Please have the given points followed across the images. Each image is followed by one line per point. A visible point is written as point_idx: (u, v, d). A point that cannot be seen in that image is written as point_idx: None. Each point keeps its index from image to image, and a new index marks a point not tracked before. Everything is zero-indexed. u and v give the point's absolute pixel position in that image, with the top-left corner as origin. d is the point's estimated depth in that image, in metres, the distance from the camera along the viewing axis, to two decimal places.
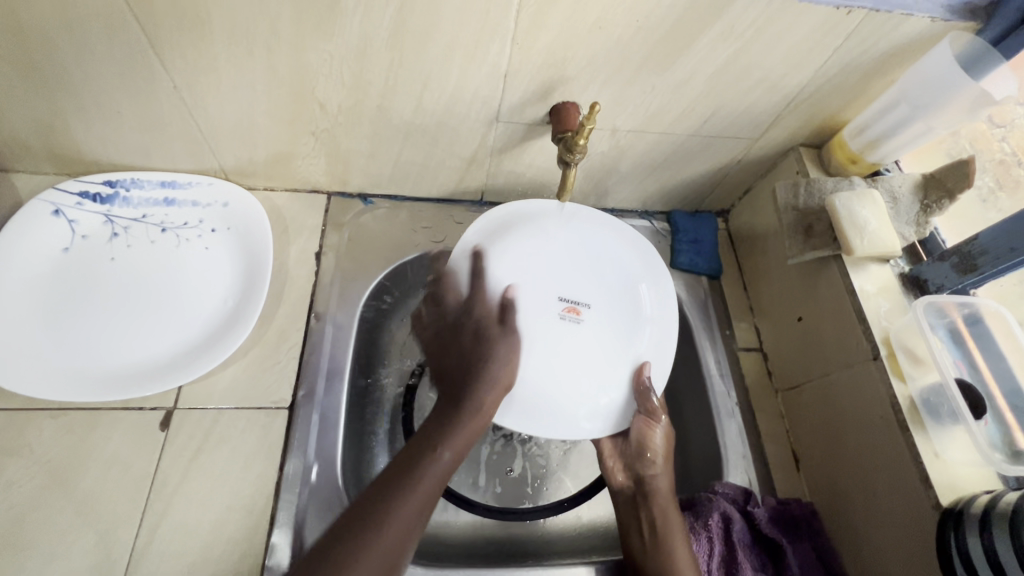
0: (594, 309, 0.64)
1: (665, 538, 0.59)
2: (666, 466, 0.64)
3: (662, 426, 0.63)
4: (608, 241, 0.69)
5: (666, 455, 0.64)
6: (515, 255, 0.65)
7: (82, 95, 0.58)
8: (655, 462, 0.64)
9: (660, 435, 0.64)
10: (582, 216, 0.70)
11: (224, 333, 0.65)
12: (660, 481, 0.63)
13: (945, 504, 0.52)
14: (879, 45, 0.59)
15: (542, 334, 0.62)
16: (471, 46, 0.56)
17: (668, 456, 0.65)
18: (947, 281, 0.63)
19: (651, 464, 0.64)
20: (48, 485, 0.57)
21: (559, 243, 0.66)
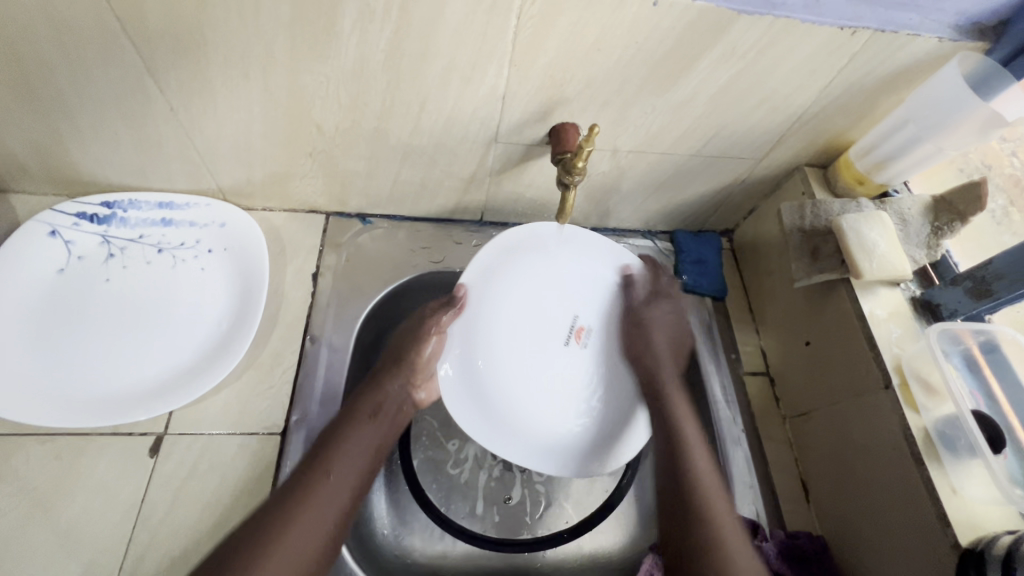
0: (585, 319, 0.73)
1: (686, 453, 0.60)
2: (677, 358, 0.71)
3: (671, 306, 0.73)
4: (548, 263, 0.72)
5: (675, 351, 0.71)
6: (522, 276, 0.71)
7: (79, 118, 0.58)
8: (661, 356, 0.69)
9: (670, 312, 0.73)
10: (495, 260, 0.70)
11: (218, 356, 0.64)
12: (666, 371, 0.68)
13: (965, 544, 0.50)
14: (886, 65, 0.58)
15: (563, 376, 0.70)
16: (469, 68, 0.55)
17: (681, 343, 0.72)
18: (961, 307, 0.61)
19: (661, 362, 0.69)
20: (32, 513, 0.55)
21: (508, 294, 0.70)
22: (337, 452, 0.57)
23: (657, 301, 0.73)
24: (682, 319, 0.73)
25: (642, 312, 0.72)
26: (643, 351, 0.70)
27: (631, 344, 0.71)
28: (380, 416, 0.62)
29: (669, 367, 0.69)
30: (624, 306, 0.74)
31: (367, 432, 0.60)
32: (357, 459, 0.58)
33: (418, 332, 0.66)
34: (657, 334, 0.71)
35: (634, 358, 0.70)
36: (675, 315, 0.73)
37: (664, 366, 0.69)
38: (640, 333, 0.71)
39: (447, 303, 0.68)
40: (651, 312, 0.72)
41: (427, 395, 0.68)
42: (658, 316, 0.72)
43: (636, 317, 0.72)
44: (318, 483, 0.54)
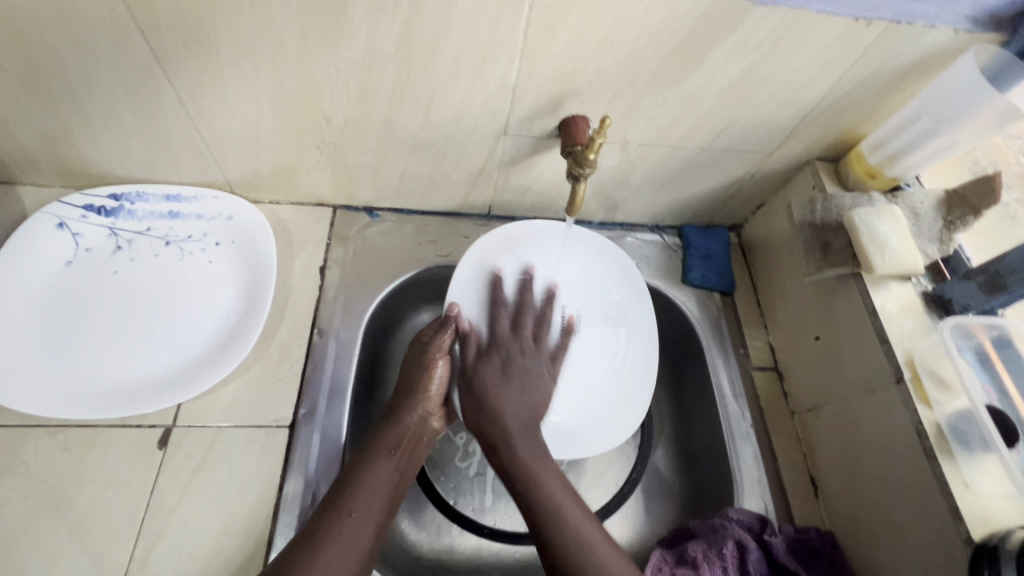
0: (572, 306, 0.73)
1: (534, 479, 0.54)
2: (533, 414, 0.60)
3: (506, 355, 0.63)
4: (531, 263, 0.73)
5: (524, 412, 0.60)
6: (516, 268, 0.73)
7: (88, 109, 0.58)
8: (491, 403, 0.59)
9: (513, 361, 0.63)
10: (478, 274, 0.70)
11: (226, 348, 0.63)
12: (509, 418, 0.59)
13: (978, 539, 0.49)
14: (900, 57, 0.57)
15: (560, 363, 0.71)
16: (480, 59, 0.55)
17: (537, 396, 0.61)
18: (973, 302, 0.60)
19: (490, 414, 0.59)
20: (42, 504, 0.55)
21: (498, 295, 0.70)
22: (360, 483, 0.56)
23: (489, 355, 0.63)
24: (533, 371, 0.63)
25: (477, 369, 0.62)
26: (482, 420, 0.59)
27: (472, 409, 0.60)
28: (400, 450, 0.61)
29: (518, 418, 0.59)
30: (465, 366, 0.63)
31: (393, 462, 0.59)
32: (382, 492, 0.57)
33: (422, 360, 0.64)
34: (506, 391, 0.60)
35: (476, 422, 0.60)
36: (514, 360, 0.63)
37: (508, 414, 0.59)
38: (481, 408, 0.60)
39: (442, 325, 0.66)
40: (483, 368, 0.62)
41: (445, 420, 0.66)
42: (489, 371, 0.61)
43: (467, 381, 0.62)
44: (342, 519, 0.53)
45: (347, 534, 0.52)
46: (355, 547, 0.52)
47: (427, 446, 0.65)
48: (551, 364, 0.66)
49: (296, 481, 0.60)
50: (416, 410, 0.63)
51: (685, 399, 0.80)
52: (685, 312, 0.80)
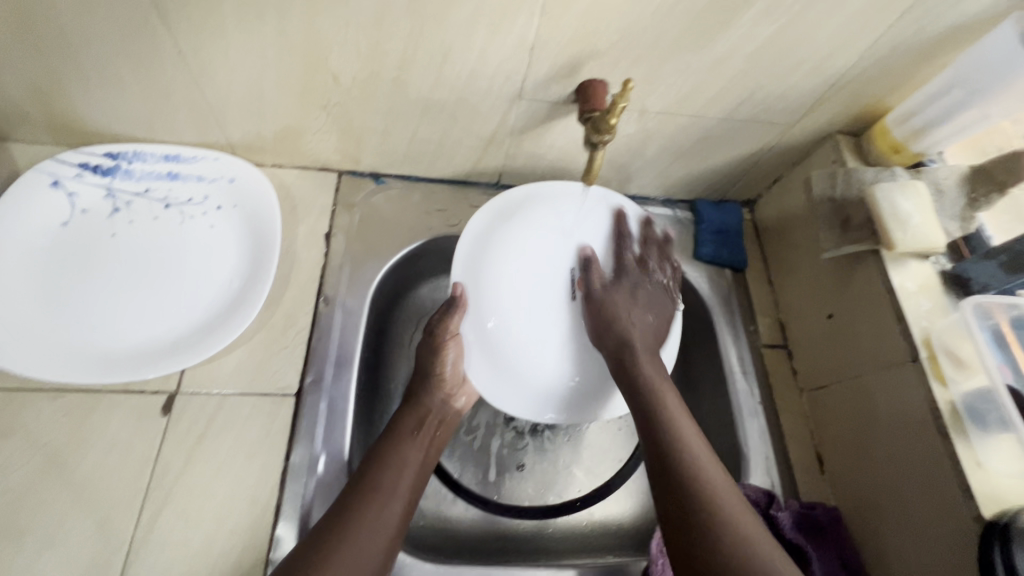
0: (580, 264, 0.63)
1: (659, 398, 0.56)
2: (653, 339, 0.61)
3: (633, 284, 0.62)
4: (538, 220, 0.64)
5: (650, 335, 0.61)
6: (523, 234, 0.64)
7: (81, 59, 0.55)
8: (629, 318, 0.60)
9: (640, 290, 0.63)
10: (474, 246, 0.66)
11: (229, 315, 0.62)
12: (637, 329, 0.60)
13: (988, 517, 0.49)
14: (936, 23, 0.55)
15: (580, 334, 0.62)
16: (498, 16, 0.52)
17: (657, 326, 0.62)
18: (993, 280, 0.59)
19: (628, 321, 0.60)
20: (45, 468, 0.54)
21: (500, 263, 0.63)
22: (388, 461, 0.56)
23: (619, 283, 0.62)
24: (656, 298, 0.63)
25: (608, 296, 0.61)
26: (618, 339, 0.59)
27: (597, 329, 0.61)
28: (423, 430, 0.61)
29: (645, 339, 0.60)
30: (586, 293, 0.62)
31: (420, 441, 0.60)
32: (410, 470, 0.57)
33: (433, 347, 0.64)
34: (636, 315, 0.61)
35: (598, 341, 0.61)
36: (641, 287, 0.63)
37: (638, 336, 0.60)
38: (610, 325, 0.60)
39: (448, 307, 0.64)
40: (617, 293, 0.62)
41: (467, 400, 0.67)
42: (620, 299, 0.61)
43: (592, 306, 0.61)
44: (371, 494, 0.52)
45: (377, 515, 0.51)
46: (387, 525, 0.51)
47: (450, 426, 0.65)
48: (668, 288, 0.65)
49: (303, 452, 0.59)
50: (434, 391, 0.64)
51: (691, 375, 0.80)
52: (696, 289, 0.79)
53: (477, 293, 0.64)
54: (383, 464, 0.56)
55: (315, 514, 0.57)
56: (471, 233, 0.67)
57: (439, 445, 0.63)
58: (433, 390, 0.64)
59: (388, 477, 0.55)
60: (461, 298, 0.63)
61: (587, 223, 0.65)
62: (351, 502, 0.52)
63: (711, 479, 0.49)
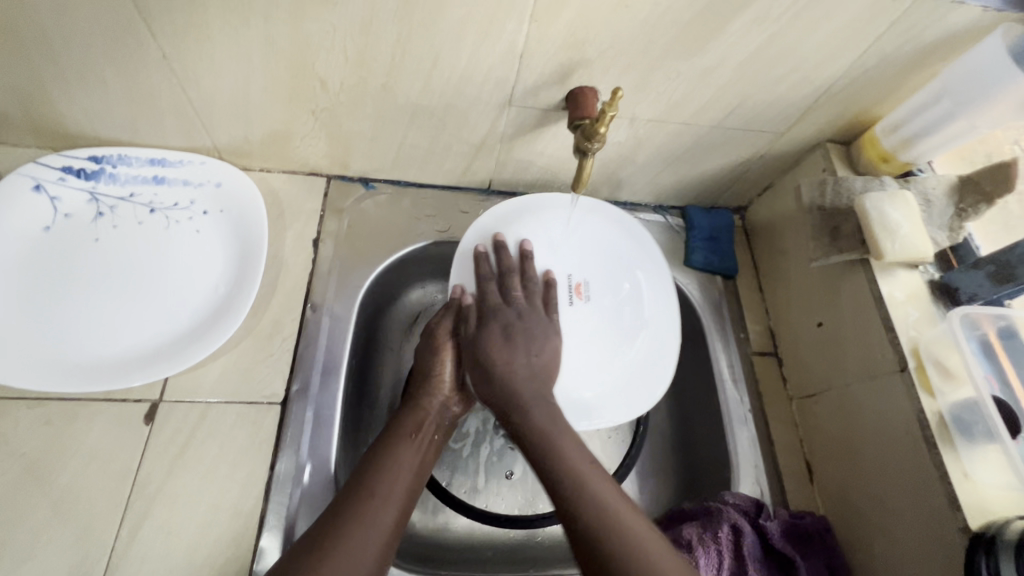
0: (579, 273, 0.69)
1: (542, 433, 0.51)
2: (540, 377, 0.57)
3: (506, 320, 0.61)
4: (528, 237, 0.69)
5: (535, 376, 0.57)
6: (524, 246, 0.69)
7: (63, 63, 0.54)
8: (506, 360, 0.57)
9: (513, 326, 0.60)
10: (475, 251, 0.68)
11: (215, 321, 0.61)
12: (517, 367, 0.57)
13: (976, 529, 0.49)
14: (923, 34, 0.55)
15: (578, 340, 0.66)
16: (487, 22, 0.52)
17: (542, 361, 0.58)
18: (981, 291, 0.59)
19: (506, 366, 0.57)
20: (22, 479, 0.53)
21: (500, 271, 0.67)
22: (384, 466, 0.55)
23: (488, 324, 0.61)
24: (537, 333, 0.60)
25: (480, 339, 0.59)
26: (499, 391, 0.55)
27: (481, 386, 0.57)
28: (422, 433, 0.60)
29: (526, 382, 0.56)
30: (467, 338, 0.61)
31: (419, 442, 0.59)
32: (406, 474, 0.55)
33: (433, 347, 0.63)
34: (515, 356, 0.58)
35: (485, 392, 0.57)
36: (514, 325, 0.60)
37: (519, 378, 0.56)
38: (490, 376, 0.57)
39: (448, 309, 0.65)
40: (490, 335, 0.59)
41: (466, 404, 0.66)
42: (493, 339, 0.59)
43: (472, 363, 0.58)
44: (365, 499, 0.51)
45: (370, 520, 0.50)
46: (381, 528, 0.50)
47: (447, 431, 0.64)
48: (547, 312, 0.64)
49: (289, 460, 0.58)
50: (435, 394, 0.63)
51: (681, 382, 0.80)
52: (687, 296, 0.79)
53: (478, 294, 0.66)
54: (379, 468, 0.54)
55: (299, 526, 0.56)
56: (469, 238, 0.68)
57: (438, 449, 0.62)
58: (431, 393, 0.63)
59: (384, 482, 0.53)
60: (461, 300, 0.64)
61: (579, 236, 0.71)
62: (343, 507, 0.50)
63: (613, 511, 0.44)
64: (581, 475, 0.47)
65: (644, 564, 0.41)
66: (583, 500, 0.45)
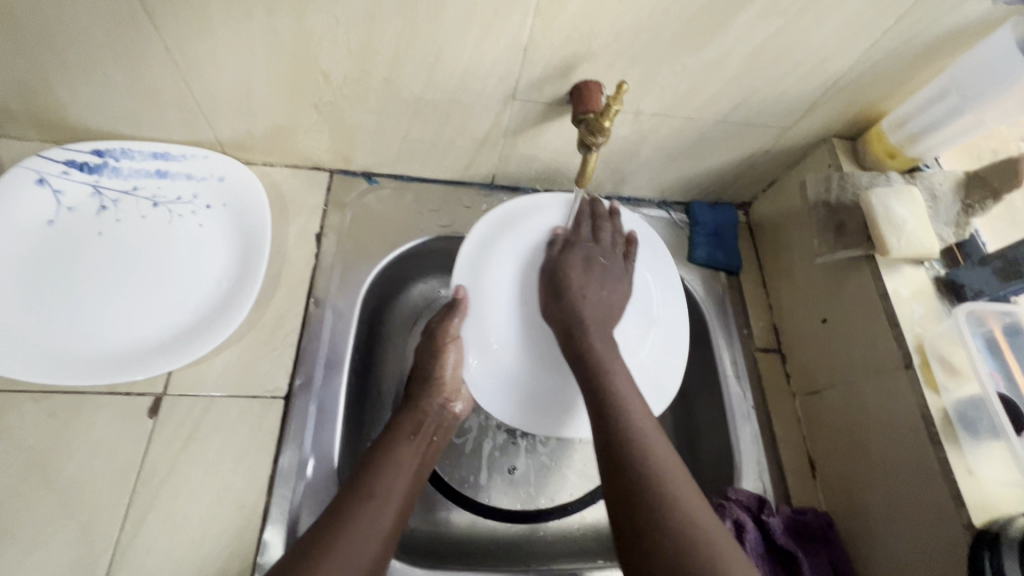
0: None
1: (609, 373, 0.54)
2: (608, 309, 0.62)
3: (587, 253, 0.64)
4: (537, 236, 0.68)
5: (602, 309, 0.61)
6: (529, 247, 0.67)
7: (66, 56, 0.54)
8: (576, 290, 0.61)
9: (589, 261, 0.64)
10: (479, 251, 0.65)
11: (218, 316, 0.61)
12: (590, 297, 0.61)
13: (979, 525, 0.49)
14: (932, 28, 0.55)
15: None
16: (490, 16, 0.51)
17: (610, 298, 0.63)
18: (987, 287, 0.59)
19: (576, 295, 0.61)
20: (27, 472, 0.53)
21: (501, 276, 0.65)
22: (383, 469, 0.55)
23: (570, 249, 0.65)
24: (613, 274, 0.64)
25: (561, 265, 0.63)
26: (565, 313, 0.60)
27: (549, 302, 0.62)
28: (421, 434, 0.61)
29: (594, 311, 0.60)
30: (547, 261, 0.65)
31: (416, 445, 0.59)
32: (404, 478, 0.56)
33: (433, 350, 0.63)
34: (588, 287, 0.62)
35: (551, 310, 0.62)
36: (596, 258, 0.64)
37: (587, 309, 0.60)
38: (560, 298, 0.61)
39: (448, 310, 0.63)
40: (571, 260, 0.64)
41: (466, 405, 0.66)
42: (573, 268, 0.63)
43: (546, 278, 0.63)
44: (365, 501, 0.51)
45: (371, 517, 0.51)
46: (380, 530, 0.50)
47: (447, 431, 0.65)
48: (625, 262, 0.66)
49: (291, 456, 0.58)
50: (434, 398, 0.63)
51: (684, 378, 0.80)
52: (691, 291, 0.79)
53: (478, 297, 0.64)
54: (378, 471, 0.55)
55: (302, 521, 0.56)
56: (473, 237, 0.66)
57: (437, 452, 0.62)
58: (431, 395, 0.63)
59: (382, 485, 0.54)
60: (462, 300, 0.63)
61: None
62: (343, 507, 0.51)
63: (659, 458, 0.47)
64: (637, 425, 0.50)
65: (675, 503, 0.43)
66: (632, 435, 0.49)
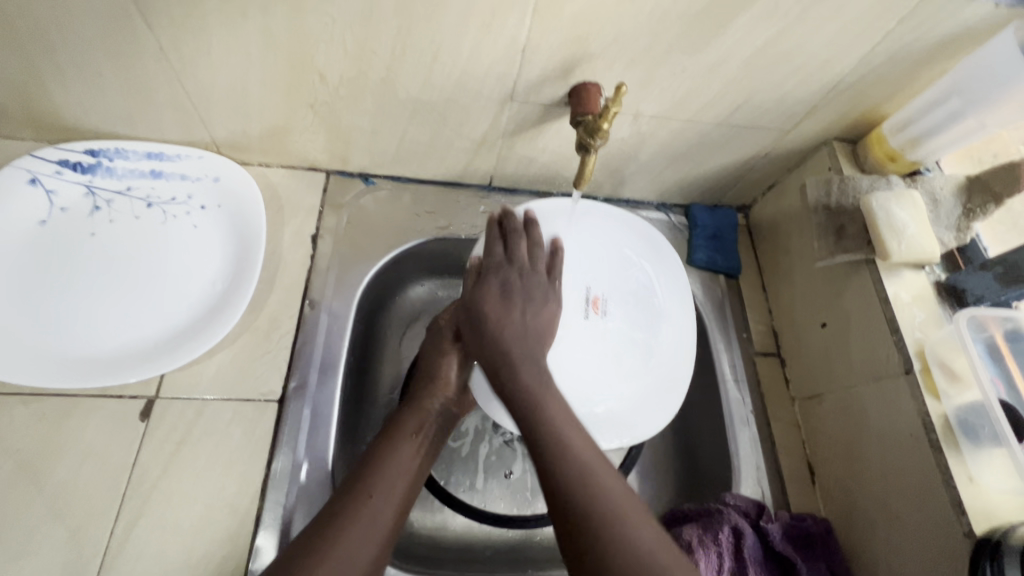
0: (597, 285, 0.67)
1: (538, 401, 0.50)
2: (534, 336, 0.56)
3: (503, 279, 0.59)
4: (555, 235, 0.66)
5: (527, 334, 0.56)
6: None
7: (59, 54, 0.53)
8: (498, 321, 0.56)
9: (511, 286, 0.58)
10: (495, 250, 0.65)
11: (212, 318, 0.60)
12: (512, 325, 0.56)
13: (979, 534, 0.49)
14: (933, 31, 0.54)
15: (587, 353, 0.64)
16: (488, 16, 0.51)
17: (537, 323, 0.57)
18: (988, 293, 0.58)
19: (497, 328, 0.56)
20: (17, 476, 0.52)
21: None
22: (385, 465, 0.54)
23: (485, 278, 0.59)
24: (537, 294, 0.59)
25: (478, 296, 0.58)
26: (485, 346, 0.56)
27: (474, 340, 0.57)
28: (424, 429, 0.60)
29: (516, 342, 0.55)
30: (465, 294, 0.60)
31: (421, 441, 0.59)
32: (405, 474, 0.55)
33: (443, 345, 0.62)
34: (510, 315, 0.56)
35: (475, 344, 0.57)
36: (513, 284, 0.59)
37: (511, 338, 0.55)
38: (478, 330, 0.57)
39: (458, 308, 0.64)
40: (490, 288, 0.58)
41: (468, 404, 0.66)
42: (489, 297, 0.57)
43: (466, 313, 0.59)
44: (365, 498, 0.51)
45: (370, 515, 0.50)
46: (379, 529, 0.50)
47: (451, 424, 0.64)
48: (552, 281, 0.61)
49: (286, 459, 0.58)
50: (439, 393, 0.62)
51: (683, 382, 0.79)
52: (690, 295, 0.78)
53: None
54: (380, 467, 0.54)
55: (295, 526, 0.55)
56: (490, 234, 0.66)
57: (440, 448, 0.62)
58: (436, 390, 0.62)
59: (382, 482, 0.53)
60: None
61: (598, 246, 0.69)
62: (342, 505, 0.50)
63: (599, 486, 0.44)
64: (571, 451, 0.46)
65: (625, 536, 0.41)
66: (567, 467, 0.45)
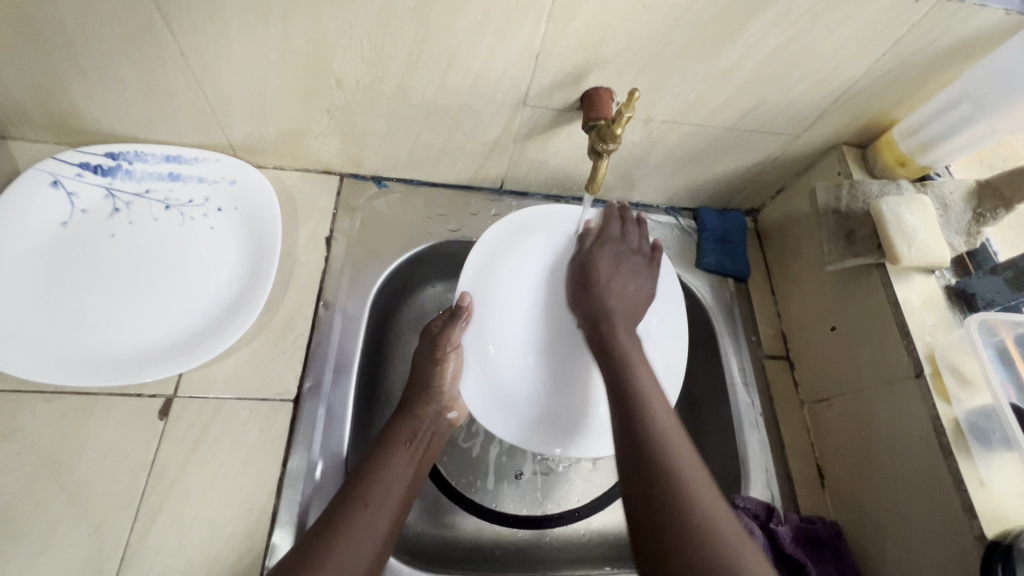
0: None
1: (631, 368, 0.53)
2: (632, 311, 0.60)
3: (615, 249, 0.64)
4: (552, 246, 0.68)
5: (627, 306, 0.60)
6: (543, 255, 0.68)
7: (83, 60, 0.54)
8: (598, 279, 0.61)
9: (618, 256, 0.63)
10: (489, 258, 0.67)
11: (228, 318, 0.61)
12: (618, 285, 0.61)
13: (990, 537, 0.49)
14: (943, 37, 0.55)
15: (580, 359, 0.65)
16: (503, 22, 0.52)
17: (633, 295, 0.61)
18: (998, 297, 0.58)
19: (594, 282, 0.61)
20: (40, 472, 0.53)
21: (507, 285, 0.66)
22: (378, 473, 0.55)
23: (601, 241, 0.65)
24: (635, 268, 0.63)
25: (590, 258, 0.63)
26: (592, 305, 0.60)
27: (578, 295, 0.62)
28: (416, 441, 0.61)
29: (622, 308, 0.59)
30: (575, 255, 0.65)
31: (414, 449, 0.60)
32: (399, 481, 0.56)
33: (433, 357, 0.63)
34: (613, 279, 0.61)
35: (580, 301, 0.61)
36: (625, 257, 0.63)
37: (612, 301, 0.60)
38: (589, 290, 0.61)
39: (453, 317, 0.63)
40: (600, 253, 0.63)
41: (461, 413, 0.66)
42: (602, 256, 0.63)
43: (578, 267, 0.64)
44: (360, 506, 0.52)
45: (364, 525, 0.50)
46: (376, 534, 0.51)
47: (442, 439, 0.65)
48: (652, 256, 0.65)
49: (301, 458, 0.58)
50: (428, 404, 0.63)
51: (692, 385, 0.80)
52: (700, 298, 0.79)
53: (484, 307, 0.65)
54: (373, 475, 0.55)
55: (311, 515, 0.57)
56: (486, 243, 0.67)
57: (434, 457, 0.63)
58: (426, 401, 0.63)
59: (377, 490, 0.54)
60: (465, 309, 0.62)
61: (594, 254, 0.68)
62: (340, 512, 0.51)
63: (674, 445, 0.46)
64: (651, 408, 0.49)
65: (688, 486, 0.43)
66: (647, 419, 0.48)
